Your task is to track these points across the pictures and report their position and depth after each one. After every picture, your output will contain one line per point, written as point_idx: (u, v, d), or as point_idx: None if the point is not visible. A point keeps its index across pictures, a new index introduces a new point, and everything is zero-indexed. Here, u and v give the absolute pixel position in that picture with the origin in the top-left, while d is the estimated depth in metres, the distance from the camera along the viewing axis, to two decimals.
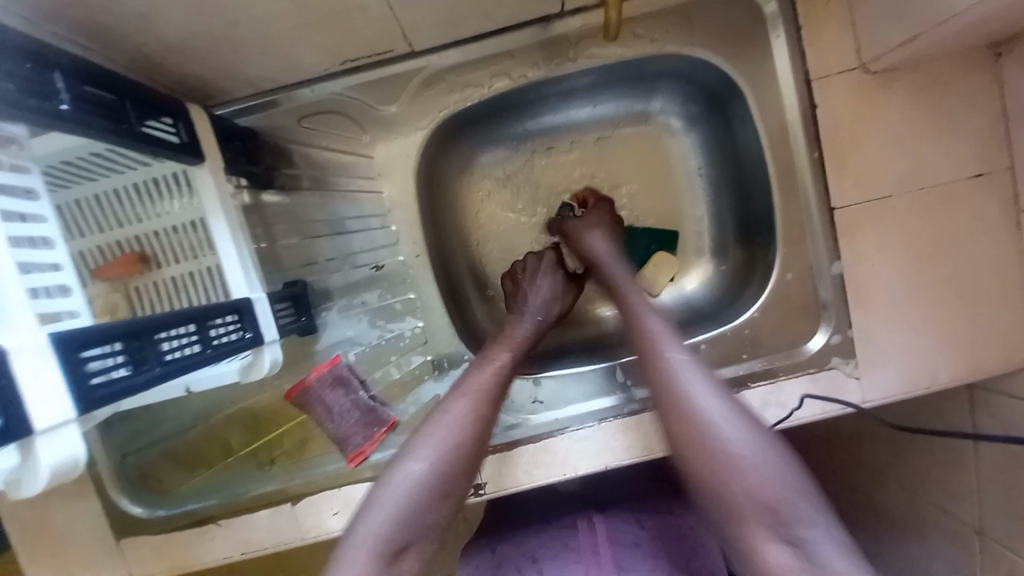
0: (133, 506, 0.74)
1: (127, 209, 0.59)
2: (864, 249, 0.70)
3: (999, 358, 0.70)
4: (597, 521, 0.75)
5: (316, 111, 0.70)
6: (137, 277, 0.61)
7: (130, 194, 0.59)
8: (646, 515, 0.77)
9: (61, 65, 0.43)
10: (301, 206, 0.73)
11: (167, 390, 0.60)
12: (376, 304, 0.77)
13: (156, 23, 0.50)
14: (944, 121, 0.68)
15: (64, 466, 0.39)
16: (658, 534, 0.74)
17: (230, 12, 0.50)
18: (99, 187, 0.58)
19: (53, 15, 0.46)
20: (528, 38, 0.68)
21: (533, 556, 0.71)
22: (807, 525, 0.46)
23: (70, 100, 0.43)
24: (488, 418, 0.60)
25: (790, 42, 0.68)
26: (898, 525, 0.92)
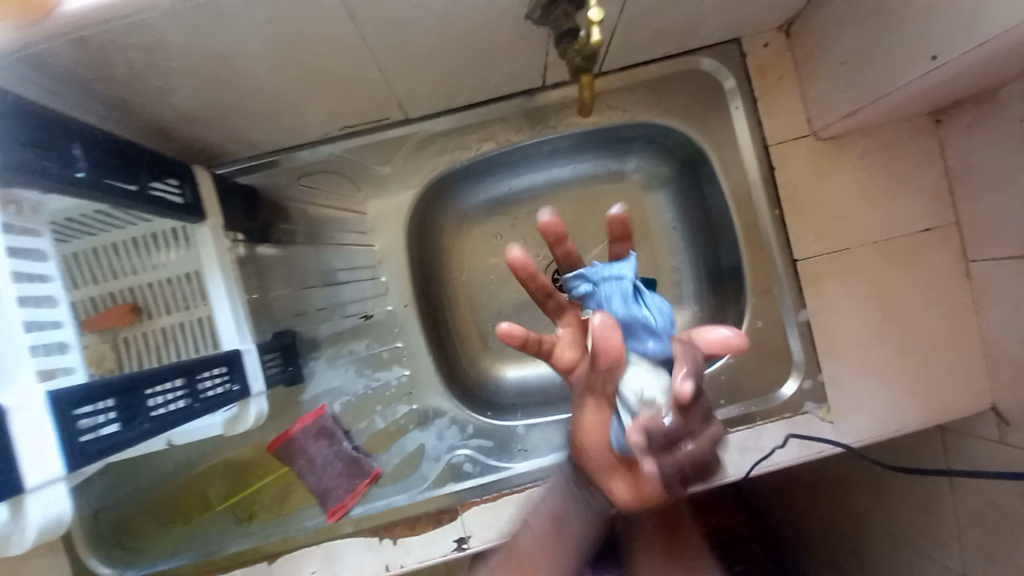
0: (101, 566, 0.72)
1: (124, 262, 0.61)
2: (828, 298, 0.74)
3: (964, 402, 0.73)
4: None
5: (314, 171, 0.74)
6: (129, 327, 0.63)
7: (129, 248, 0.62)
8: None
9: (82, 136, 0.46)
10: (296, 259, 0.76)
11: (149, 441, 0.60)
12: (364, 354, 0.77)
13: (173, 96, 0.54)
14: (892, 182, 0.74)
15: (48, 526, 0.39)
16: None
17: (242, 87, 0.55)
18: (98, 241, 0.60)
19: (79, 91, 0.50)
20: (515, 106, 0.75)
21: None
22: None
23: (86, 169, 0.46)
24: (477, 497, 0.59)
25: (749, 112, 0.76)
26: None
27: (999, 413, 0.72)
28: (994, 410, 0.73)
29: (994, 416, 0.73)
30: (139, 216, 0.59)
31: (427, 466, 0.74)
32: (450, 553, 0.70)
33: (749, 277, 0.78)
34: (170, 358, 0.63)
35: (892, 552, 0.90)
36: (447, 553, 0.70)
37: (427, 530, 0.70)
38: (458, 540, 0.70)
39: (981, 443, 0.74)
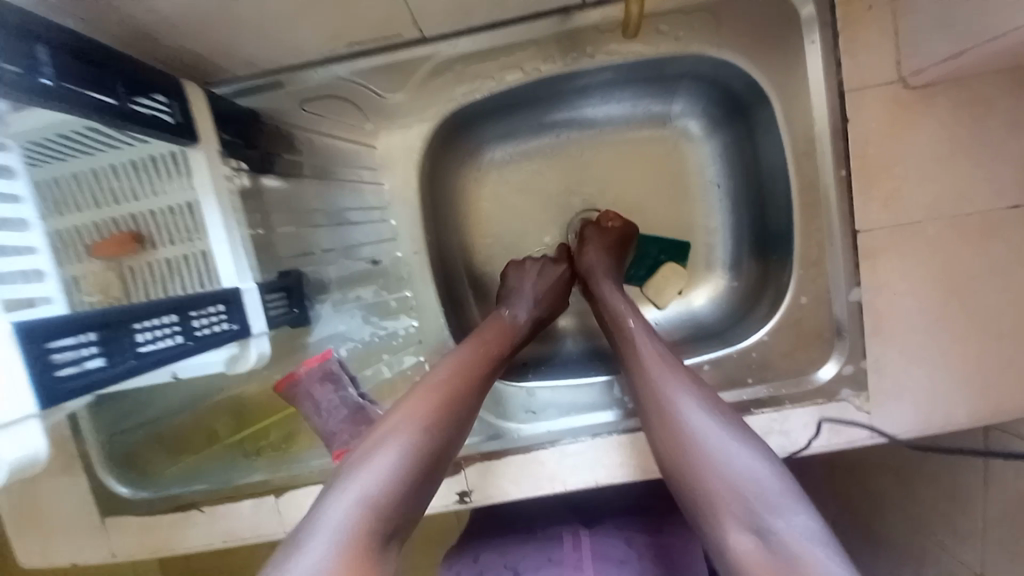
0: (119, 487, 0.74)
1: (124, 186, 0.57)
2: (886, 276, 0.66)
3: (1022, 400, 0.67)
4: (583, 534, 0.74)
5: (319, 96, 0.67)
6: (132, 257, 0.58)
7: (127, 173, 0.57)
8: (633, 533, 0.75)
9: (45, 36, 0.41)
10: (300, 194, 0.71)
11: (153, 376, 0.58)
12: (370, 301, 0.73)
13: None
14: (986, 143, 0.63)
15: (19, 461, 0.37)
16: (642, 553, 0.72)
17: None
18: (95, 161, 0.55)
19: None
20: (547, 29, 0.65)
21: (516, 568, 0.71)
22: (782, 512, 0.47)
23: (50, 74, 0.40)
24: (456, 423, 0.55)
25: (825, 49, 0.64)
26: (895, 558, 0.90)
27: None
28: None
29: None
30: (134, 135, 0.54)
31: None
32: (452, 505, 0.71)
33: (796, 246, 0.70)
34: (173, 292, 0.60)
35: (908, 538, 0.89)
36: (449, 505, 0.71)
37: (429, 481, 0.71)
38: (460, 493, 0.70)
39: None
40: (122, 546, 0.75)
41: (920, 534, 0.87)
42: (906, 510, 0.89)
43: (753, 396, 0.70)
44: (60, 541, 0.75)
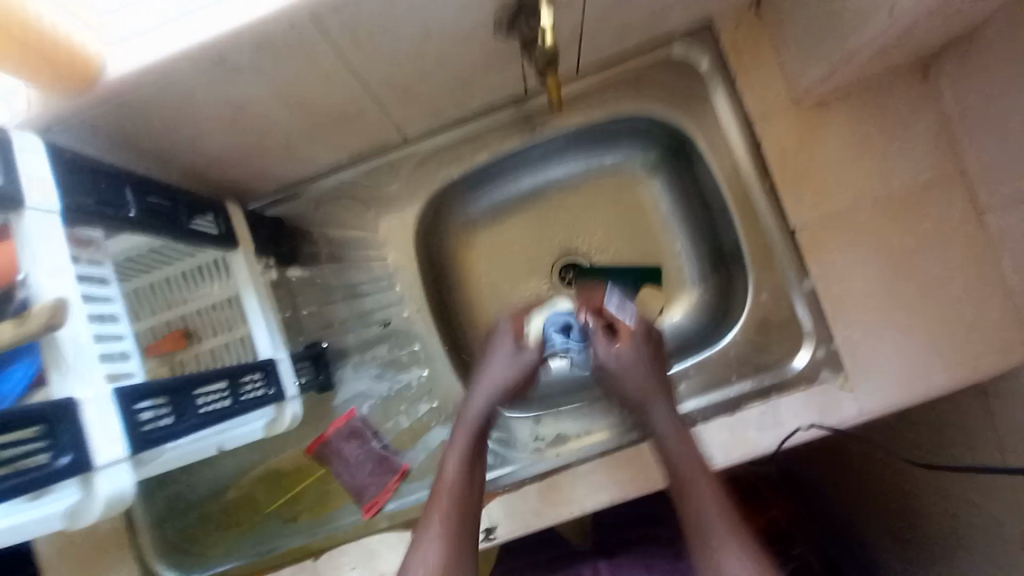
0: (165, 573, 0.79)
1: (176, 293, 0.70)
2: (834, 263, 0.74)
3: (1000, 356, 0.71)
4: (604, 565, 0.85)
5: (330, 197, 0.83)
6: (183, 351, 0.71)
7: (180, 280, 0.70)
8: (653, 557, 0.84)
9: (129, 179, 0.55)
10: (321, 277, 0.85)
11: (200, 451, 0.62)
12: (385, 358, 0.82)
13: (206, 143, 0.64)
14: (886, 140, 0.74)
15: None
16: (660, 575, 0.81)
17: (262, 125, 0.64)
18: (156, 276, 0.70)
19: (121, 145, 0.59)
20: (505, 116, 0.81)
21: None
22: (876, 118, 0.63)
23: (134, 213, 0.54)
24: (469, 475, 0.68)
25: (729, 94, 0.78)
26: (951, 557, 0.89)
27: None
28: None
29: None
30: (187, 251, 0.68)
31: None
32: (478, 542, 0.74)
33: (748, 249, 0.80)
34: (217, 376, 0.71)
35: (954, 533, 0.87)
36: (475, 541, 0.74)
37: None
38: (485, 530, 0.74)
39: (1022, 397, 0.73)
40: None
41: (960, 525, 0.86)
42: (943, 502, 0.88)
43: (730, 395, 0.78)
44: None
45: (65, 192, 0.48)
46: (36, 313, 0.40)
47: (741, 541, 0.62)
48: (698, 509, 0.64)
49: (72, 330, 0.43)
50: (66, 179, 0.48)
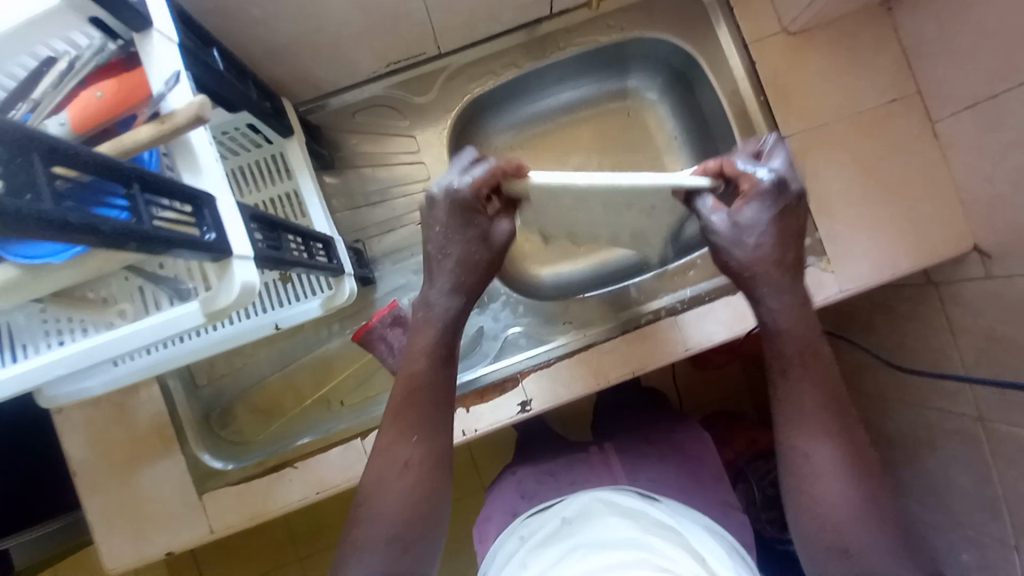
0: (214, 461, 0.84)
1: (254, 181, 0.76)
2: (817, 164, 0.86)
3: (952, 245, 0.85)
4: (608, 446, 0.97)
5: (367, 107, 0.90)
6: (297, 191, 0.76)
7: (258, 170, 0.77)
8: (649, 433, 1.00)
9: (218, 45, 0.61)
10: (355, 181, 0.91)
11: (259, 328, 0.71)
12: (423, 256, 0.90)
13: (271, 32, 0.71)
14: (861, 61, 0.86)
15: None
16: (660, 448, 0.95)
17: (324, 16, 0.71)
18: (240, 160, 0.76)
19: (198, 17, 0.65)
20: (520, 39, 0.91)
21: (551, 472, 0.93)
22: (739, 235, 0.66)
23: (222, 66, 0.60)
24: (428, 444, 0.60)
25: (727, 21, 0.89)
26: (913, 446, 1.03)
27: (981, 251, 0.84)
28: (977, 250, 0.85)
29: (978, 255, 0.85)
30: (264, 140, 0.75)
31: (487, 344, 0.90)
32: (515, 416, 0.82)
33: None
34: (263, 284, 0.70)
35: (918, 418, 1.02)
36: (512, 416, 0.82)
37: (493, 399, 0.83)
38: (521, 404, 0.82)
39: (965, 281, 0.88)
40: (220, 520, 0.82)
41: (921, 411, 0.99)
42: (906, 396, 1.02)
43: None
44: (157, 526, 0.82)
45: (181, 36, 0.54)
46: (180, 111, 0.42)
47: (827, 433, 0.60)
48: (786, 400, 0.62)
49: (200, 138, 0.46)
50: (178, 23, 0.54)
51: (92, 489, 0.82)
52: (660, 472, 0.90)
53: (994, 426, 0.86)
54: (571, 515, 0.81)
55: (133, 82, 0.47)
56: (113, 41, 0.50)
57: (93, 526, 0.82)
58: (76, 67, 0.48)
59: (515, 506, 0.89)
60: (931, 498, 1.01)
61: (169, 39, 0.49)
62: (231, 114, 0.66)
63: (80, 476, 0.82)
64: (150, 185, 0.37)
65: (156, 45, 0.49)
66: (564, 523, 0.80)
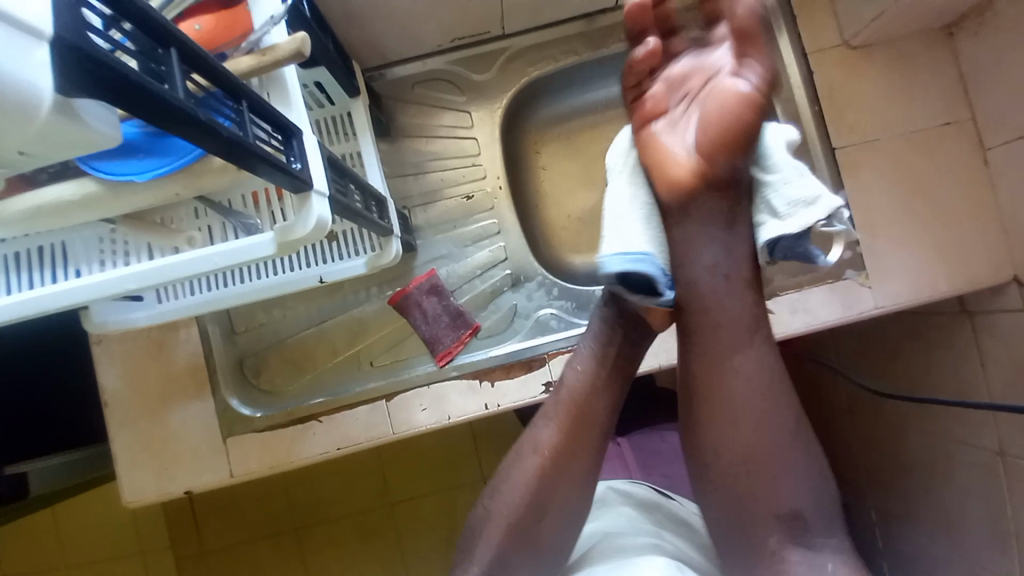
0: (241, 407, 0.86)
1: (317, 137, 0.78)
2: (864, 180, 0.87)
3: (992, 273, 0.85)
4: (623, 439, 0.98)
5: (427, 79, 0.92)
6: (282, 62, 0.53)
7: (322, 125, 0.79)
8: (666, 431, 0.99)
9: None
10: (407, 151, 0.93)
11: (305, 279, 0.73)
12: (464, 229, 0.92)
13: None
14: (918, 82, 0.87)
15: (15, 83, 0.25)
16: (676, 445, 0.95)
17: None
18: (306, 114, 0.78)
19: None
20: (582, 29, 0.93)
21: None
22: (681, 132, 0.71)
23: (308, 17, 0.62)
24: (562, 464, 0.66)
25: (788, 30, 0.90)
26: (928, 476, 1.02)
27: (1021, 282, 0.84)
28: (1016, 281, 0.85)
29: (1017, 286, 0.85)
30: (332, 98, 0.77)
31: (519, 321, 0.88)
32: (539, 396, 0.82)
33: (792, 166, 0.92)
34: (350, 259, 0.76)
35: (934, 449, 1.00)
36: (537, 395, 0.82)
37: (520, 376, 0.82)
38: (547, 383, 0.81)
39: (1001, 311, 0.87)
40: (242, 463, 0.84)
41: (940, 440, 0.98)
42: (926, 423, 1.01)
43: (764, 285, 0.89)
44: (181, 462, 0.84)
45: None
46: (282, 46, 0.44)
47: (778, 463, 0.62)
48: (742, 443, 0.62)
49: (293, 76, 0.48)
50: None
51: (123, 420, 0.84)
52: (673, 469, 0.91)
53: (1016, 460, 0.85)
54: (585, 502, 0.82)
55: (230, 17, 0.50)
56: None
57: (120, 454, 0.84)
58: (177, 0, 0.48)
59: None
60: (940, 529, 1.00)
61: None
62: (308, 68, 0.68)
63: (112, 407, 0.84)
64: (255, 106, 0.40)
65: None
66: None
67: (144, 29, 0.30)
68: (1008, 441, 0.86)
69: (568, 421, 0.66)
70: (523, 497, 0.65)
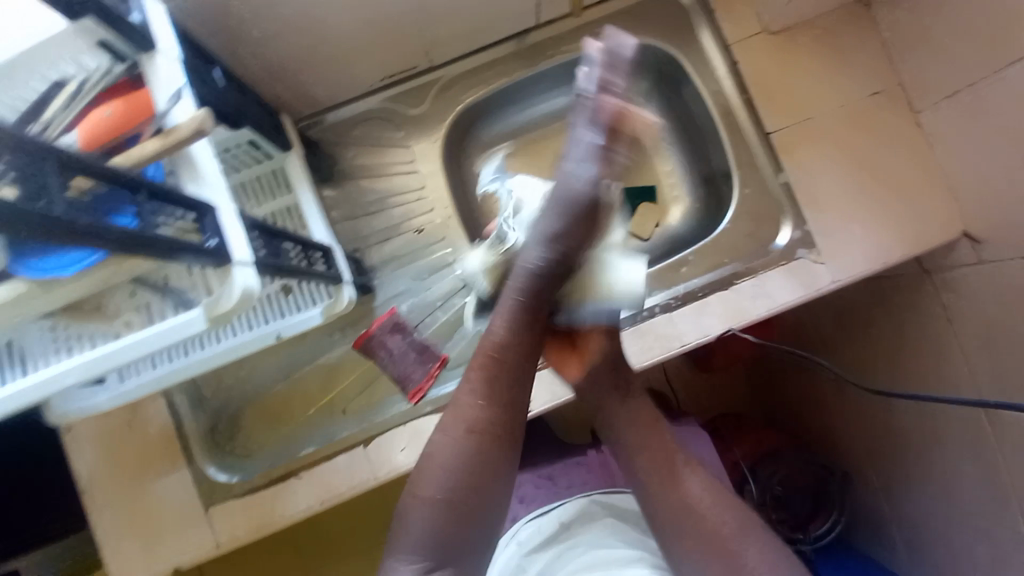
0: (220, 473, 0.85)
1: (252, 198, 0.77)
2: (804, 160, 0.88)
3: (943, 232, 0.86)
4: (605, 446, 0.98)
5: (363, 120, 0.93)
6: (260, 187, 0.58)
7: (256, 185, 0.78)
8: None
9: (216, 64, 0.64)
10: (354, 192, 0.94)
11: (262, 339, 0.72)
12: (420, 262, 0.93)
13: (270, 51, 0.74)
14: (842, 57, 0.88)
15: None
16: None
17: (320, 35, 0.74)
18: (238, 176, 0.77)
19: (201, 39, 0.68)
20: (515, 47, 0.94)
21: (552, 476, 0.93)
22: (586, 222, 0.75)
23: (221, 84, 0.63)
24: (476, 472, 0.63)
25: (709, 25, 0.92)
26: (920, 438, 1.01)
27: (970, 237, 0.86)
28: (966, 235, 0.86)
29: (968, 240, 0.86)
30: (266, 154, 0.77)
31: None
32: None
33: (734, 155, 0.94)
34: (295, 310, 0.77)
35: (919, 409, 1.00)
36: None
37: None
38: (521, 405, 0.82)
39: (959, 267, 0.88)
40: (227, 530, 0.82)
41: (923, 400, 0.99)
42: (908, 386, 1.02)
43: (721, 276, 0.90)
44: (164, 538, 0.82)
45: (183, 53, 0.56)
46: (185, 124, 0.45)
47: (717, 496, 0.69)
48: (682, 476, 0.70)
49: (204, 149, 0.48)
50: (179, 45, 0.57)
51: (101, 504, 0.83)
52: None
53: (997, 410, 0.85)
54: (568, 518, 0.82)
55: (137, 99, 0.49)
56: (119, 63, 0.51)
57: (102, 539, 0.82)
58: (87, 88, 0.50)
59: (515, 509, 0.89)
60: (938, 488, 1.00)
61: (170, 58, 0.52)
62: (233, 131, 0.68)
63: (90, 492, 0.83)
64: (158, 194, 0.40)
65: (160, 65, 0.51)
66: (562, 527, 0.81)
67: (17, 151, 0.31)
68: (987, 393, 0.87)
69: (493, 379, 0.67)
70: (459, 504, 0.61)
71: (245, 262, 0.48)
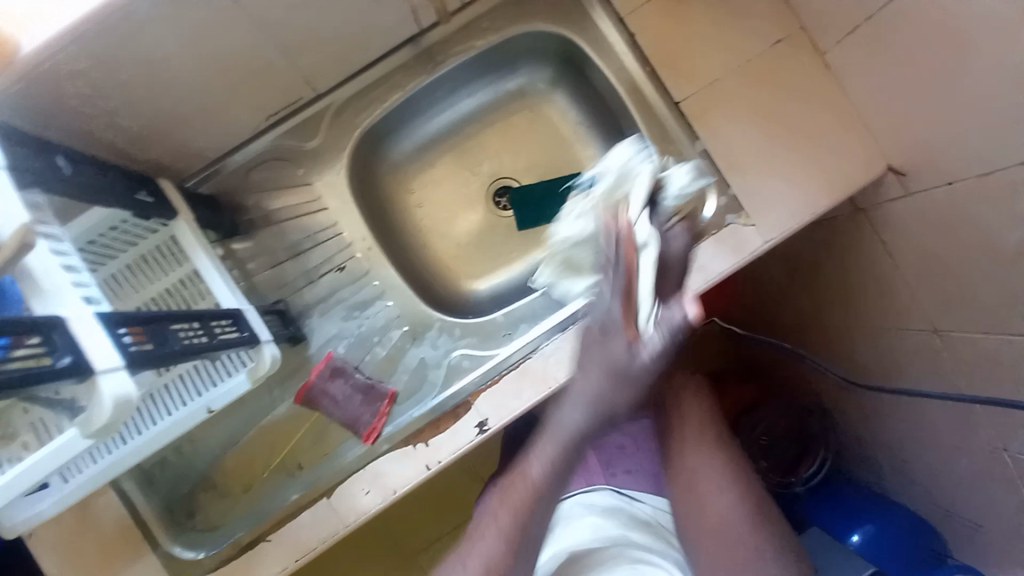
0: (185, 551, 0.81)
1: (134, 282, 0.73)
2: (717, 123, 0.85)
3: (867, 171, 0.85)
4: None
5: (259, 163, 0.88)
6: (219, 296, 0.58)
7: (136, 266, 0.74)
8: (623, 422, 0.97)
9: (64, 152, 0.61)
10: (267, 240, 0.91)
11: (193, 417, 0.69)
12: (350, 300, 0.92)
13: (127, 115, 0.69)
14: (737, 10, 0.85)
15: None
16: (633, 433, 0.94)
17: (178, 85, 0.69)
18: (116, 263, 0.73)
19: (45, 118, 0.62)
20: (404, 56, 0.89)
21: None
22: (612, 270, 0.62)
23: (70, 171, 0.59)
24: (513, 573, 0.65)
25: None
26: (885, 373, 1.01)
27: (894, 170, 0.84)
28: (891, 169, 0.84)
29: (893, 173, 0.85)
30: (150, 228, 0.74)
31: (432, 373, 0.86)
32: (476, 438, 0.76)
33: (648, 130, 0.91)
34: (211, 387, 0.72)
35: (883, 342, 0.99)
36: (473, 438, 0.76)
37: (451, 425, 0.77)
38: (480, 423, 0.76)
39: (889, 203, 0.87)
40: None
41: (880, 337, 0.99)
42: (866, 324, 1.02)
43: None
44: None
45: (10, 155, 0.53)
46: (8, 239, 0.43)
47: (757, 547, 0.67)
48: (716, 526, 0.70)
49: (40, 257, 0.46)
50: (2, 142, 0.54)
51: None
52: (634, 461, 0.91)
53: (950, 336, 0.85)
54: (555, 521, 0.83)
55: None
56: None
57: None
58: None
59: None
60: None
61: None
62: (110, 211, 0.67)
63: None
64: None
65: None
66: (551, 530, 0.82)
67: None
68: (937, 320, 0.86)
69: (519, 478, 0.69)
70: None
71: (119, 365, 0.47)
